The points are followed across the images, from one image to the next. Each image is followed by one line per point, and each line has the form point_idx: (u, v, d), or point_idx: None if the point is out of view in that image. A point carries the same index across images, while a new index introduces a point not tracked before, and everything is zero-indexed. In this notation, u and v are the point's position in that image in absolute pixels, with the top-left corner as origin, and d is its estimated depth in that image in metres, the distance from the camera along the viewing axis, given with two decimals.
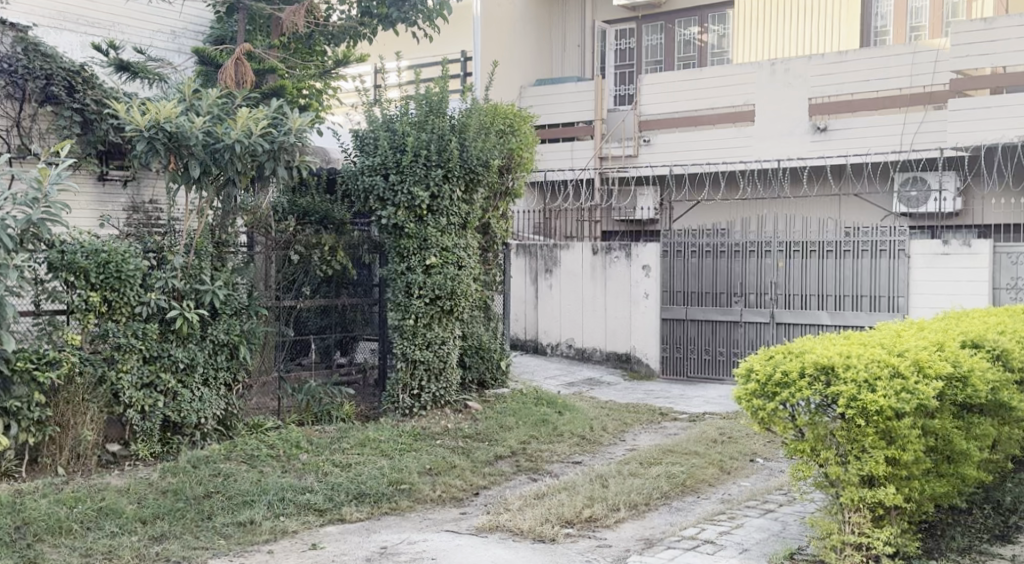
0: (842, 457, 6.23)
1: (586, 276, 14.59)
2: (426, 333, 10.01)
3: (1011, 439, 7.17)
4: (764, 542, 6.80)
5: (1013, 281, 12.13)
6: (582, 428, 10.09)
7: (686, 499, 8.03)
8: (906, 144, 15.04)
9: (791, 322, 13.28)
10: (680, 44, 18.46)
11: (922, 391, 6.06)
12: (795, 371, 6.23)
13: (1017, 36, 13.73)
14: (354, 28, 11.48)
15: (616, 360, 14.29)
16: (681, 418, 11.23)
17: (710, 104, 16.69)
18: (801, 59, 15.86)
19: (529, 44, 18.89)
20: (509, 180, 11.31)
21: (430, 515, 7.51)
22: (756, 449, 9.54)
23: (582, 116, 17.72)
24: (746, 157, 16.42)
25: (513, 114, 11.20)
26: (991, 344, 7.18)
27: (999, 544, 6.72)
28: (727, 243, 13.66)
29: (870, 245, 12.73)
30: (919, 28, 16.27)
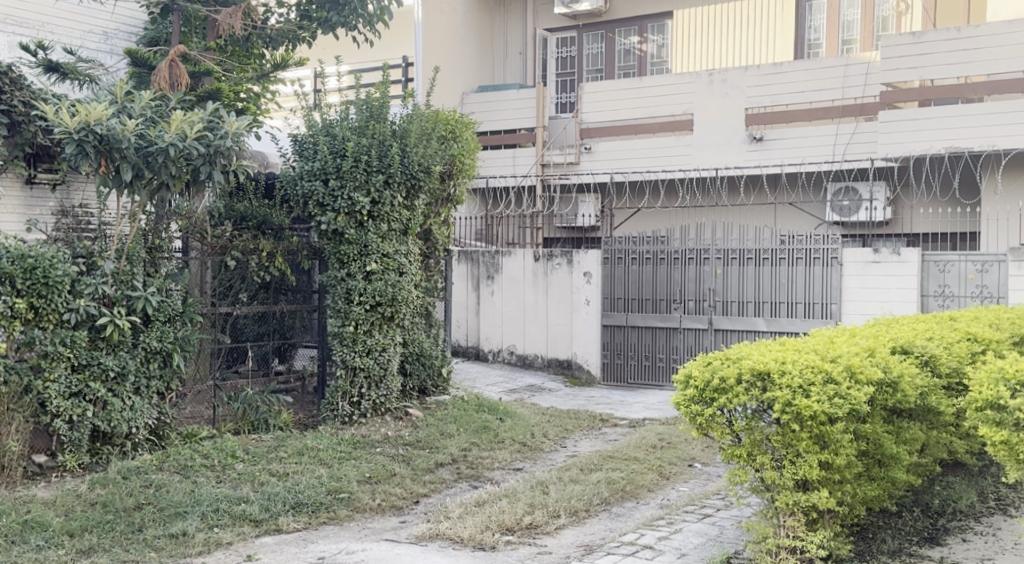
0: (777, 462, 6.32)
1: (528, 283, 14.60)
2: (367, 340, 9.91)
3: (938, 443, 7.34)
4: (702, 547, 6.86)
5: (941, 288, 12.40)
6: (523, 434, 10.10)
7: (626, 504, 8.09)
8: (838, 154, 15.36)
9: (729, 328, 13.44)
10: (620, 54, 18.62)
11: (854, 395, 6.16)
12: (732, 377, 6.29)
13: (945, 49, 14.08)
14: (292, 32, 11.38)
15: (558, 367, 14.32)
16: (622, 424, 11.30)
17: (651, 113, 16.82)
18: (738, 69, 16.06)
19: (471, 51, 18.87)
20: (451, 187, 11.30)
21: (369, 524, 7.45)
22: (695, 454, 9.63)
23: (524, 123, 17.74)
24: (686, 165, 16.59)
25: (456, 119, 11.20)
26: (918, 351, 7.36)
27: (928, 546, 6.83)
28: (667, 251, 13.79)
29: (803, 253, 12.94)
30: (850, 42, 16.56)
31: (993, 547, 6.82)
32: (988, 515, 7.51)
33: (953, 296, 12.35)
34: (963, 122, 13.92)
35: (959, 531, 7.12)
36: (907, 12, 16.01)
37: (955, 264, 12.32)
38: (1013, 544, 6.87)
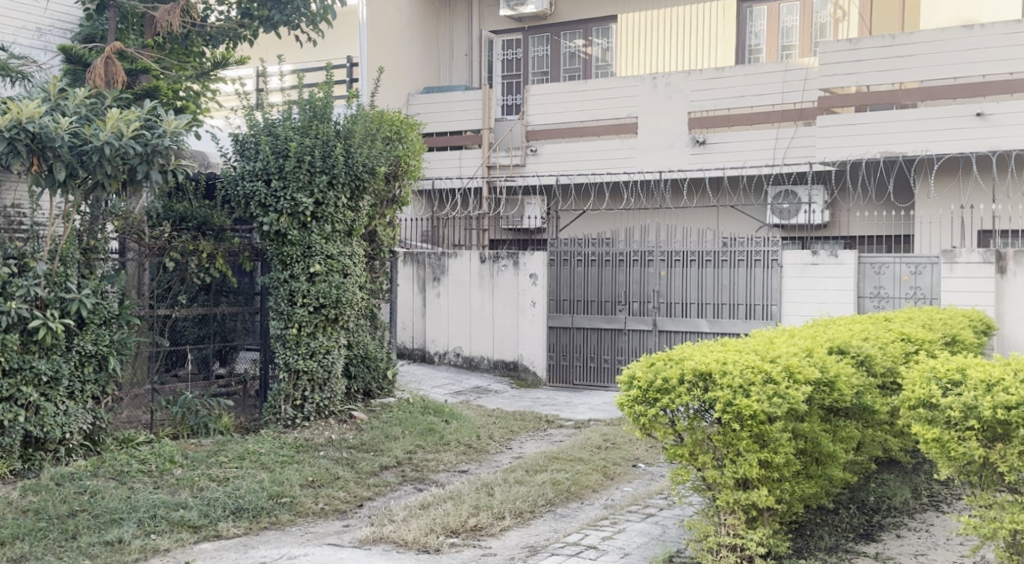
0: (718, 461, 6.39)
1: (474, 285, 14.61)
2: (310, 342, 9.83)
3: (873, 441, 7.49)
4: (645, 546, 6.92)
5: (877, 290, 12.61)
6: (469, 436, 10.08)
7: (570, 505, 8.12)
8: (778, 158, 15.59)
9: (673, 329, 13.55)
10: (565, 56, 18.70)
11: (793, 395, 6.26)
12: (675, 377, 6.34)
13: (880, 56, 14.34)
14: (233, 30, 11.25)
15: (503, 368, 14.40)
16: (567, 425, 11.34)
17: (595, 116, 16.93)
18: (681, 73, 16.21)
19: (416, 52, 18.82)
20: (396, 189, 11.25)
21: (311, 529, 7.39)
22: (639, 454, 9.71)
23: (469, 124, 17.72)
24: (630, 168, 16.71)
25: (401, 121, 11.17)
26: (855, 350, 7.48)
27: (863, 542, 6.95)
28: (612, 252, 13.91)
29: (745, 254, 13.11)
30: (789, 48, 16.83)
31: (926, 542, 6.96)
32: (922, 510, 7.68)
33: (888, 298, 12.57)
34: (899, 127, 14.20)
35: (894, 527, 7.27)
36: (844, 19, 16.34)
37: (890, 266, 12.54)
38: (945, 539, 7.02)
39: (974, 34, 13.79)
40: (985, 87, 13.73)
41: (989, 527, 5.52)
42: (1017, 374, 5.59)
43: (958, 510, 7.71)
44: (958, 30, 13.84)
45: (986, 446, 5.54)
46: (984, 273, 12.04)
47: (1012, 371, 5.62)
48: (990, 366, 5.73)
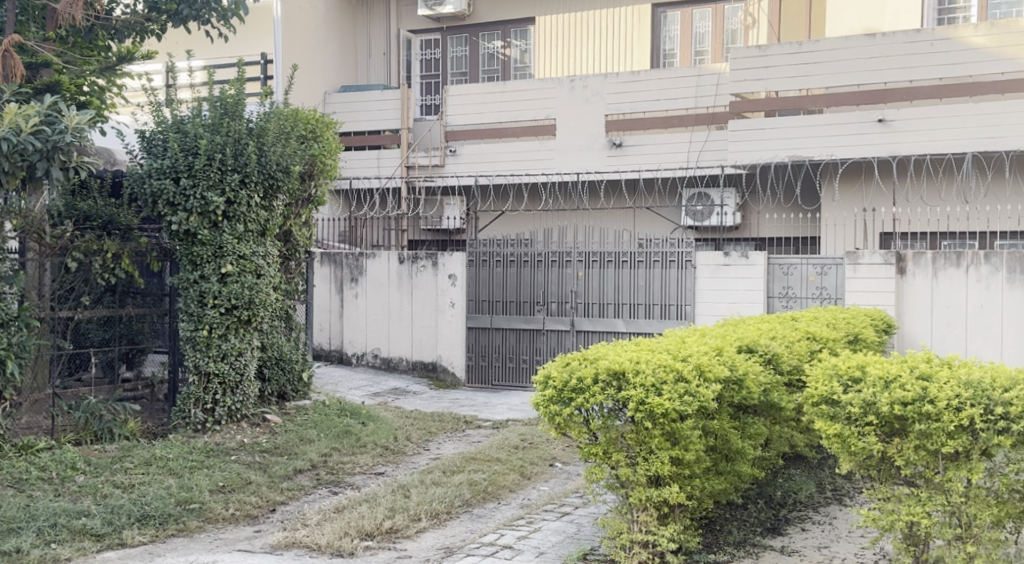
0: (632, 459, 6.47)
1: (393, 286, 14.54)
2: (221, 344, 9.67)
3: (781, 437, 7.67)
4: (559, 545, 6.96)
5: (785, 290, 12.89)
6: (386, 438, 10.02)
7: (487, 505, 8.14)
8: (692, 161, 15.88)
9: (590, 329, 13.69)
10: (484, 57, 18.73)
11: (703, 393, 6.36)
12: (589, 377, 6.41)
13: (787, 63, 14.71)
14: (140, 24, 10.99)
15: (422, 369, 14.33)
16: (485, 425, 11.36)
17: (513, 117, 17.00)
18: (597, 77, 16.40)
19: (332, 50, 18.63)
20: (312, 188, 11.12)
21: (221, 535, 7.28)
22: (556, 453, 9.77)
23: (389, 124, 17.62)
24: (548, 169, 16.80)
25: (316, 119, 11.02)
26: (763, 349, 7.65)
27: (770, 536, 7.10)
28: (530, 253, 13.98)
29: (660, 256, 13.32)
30: (702, 53, 17.13)
31: (830, 535, 7.15)
32: (826, 504, 7.90)
33: (795, 298, 12.87)
34: (806, 132, 14.58)
35: (799, 520, 7.46)
36: (754, 26, 16.66)
37: (797, 267, 12.85)
38: (847, 531, 7.23)
39: (876, 42, 14.23)
40: (887, 94, 14.17)
41: (888, 519, 5.68)
42: (914, 371, 5.77)
43: (859, 503, 7.94)
44: (861, 38, 14.26)
45: (884, 441, 5.72)
46: (886, 274, 12.38)
47: (908, 368, 5.80)
48: (889, 363, 5.90)
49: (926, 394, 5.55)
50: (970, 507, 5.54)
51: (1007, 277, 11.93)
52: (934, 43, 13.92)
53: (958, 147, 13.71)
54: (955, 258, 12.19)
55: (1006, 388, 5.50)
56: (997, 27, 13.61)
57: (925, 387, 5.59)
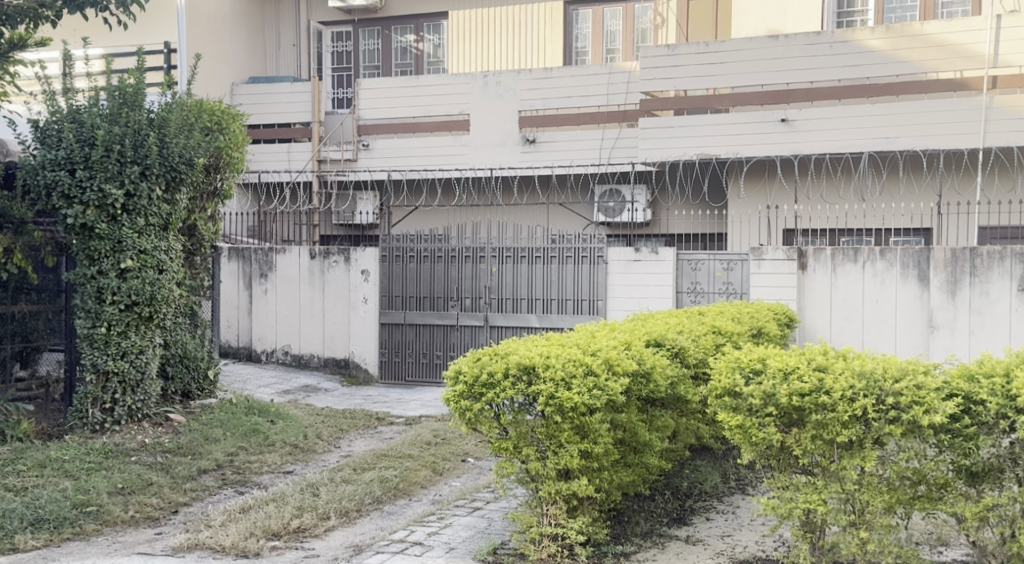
0: (541, 453, 6.49)
1: (304, 281, 14.36)
2: (121, 342, 9.43)
3: (687, 429, 7.80)
4: (469, 539, 6.95)
5: (694, 285, 13.11)
6: (295, 436, 9.88)
7: (398, 502, 8.09)
8: (604, 158, 16.01)
9: (503, 325, 13.66)
10: (397, 51, 18.61)
11: (611, 387, 6.42)
12: (499, 371, 6.44)
13: (694, 62, 14.95)
14: (33, 10, 10.62)
15: (334, 366, 14.20)
16: (398, 422, 11.29)
17: (427, 112, 16.96)
18: (510, 73, 16.42)
19: (240, 41, 18.33)
20: (217, 181, 10.87)
21: (120, 538, 7.11)
22: (468, 449, 9.78)
23: (298, 117, 17.38)
24: (462, 164, 16.78)
25: (222, 110, 10.72)
26: (670, 343, 7.77)
27: (676, 526, 7.21)
28: (444, 249, 13.88)
29: (573, 251, 13.39)
30: (613, 51, 17.31)
31: (732, 524, 7.30)
32: (731, 493, 8.07)
33: (703, 293, 13.10)
34: (712, 130, 14.85)
35: (704, 510, 7.59)
36: (663, 26, 16.95)
37: (705, 263, 13.07)
38: (749, 520, 7.38)
39: (780, 44, 14.55)
40: (789, 94, 14.50)
41: (786, 507, 5.83)
42: (811, 363, 5.93)
43: (761, 493, 8.12)
44: (766, 39, 14.57)
45: (783, 431, 5.86)
46: (788, 269, 12.68)
47: (807, 361, 5.96)
48: (788, 356, 6.05)
49: (822, 385, 5.71)
50: (863, 495, 5.70)
51: (901, 273, 12.34)
52: (834, 45, 14.29)
53: (855, 147, 14.15)
54: (852, 254, 12.55)
55: (896, 378, 5.69)
56: (892, 31, 14.04)
57: (821, 378, 5.75)
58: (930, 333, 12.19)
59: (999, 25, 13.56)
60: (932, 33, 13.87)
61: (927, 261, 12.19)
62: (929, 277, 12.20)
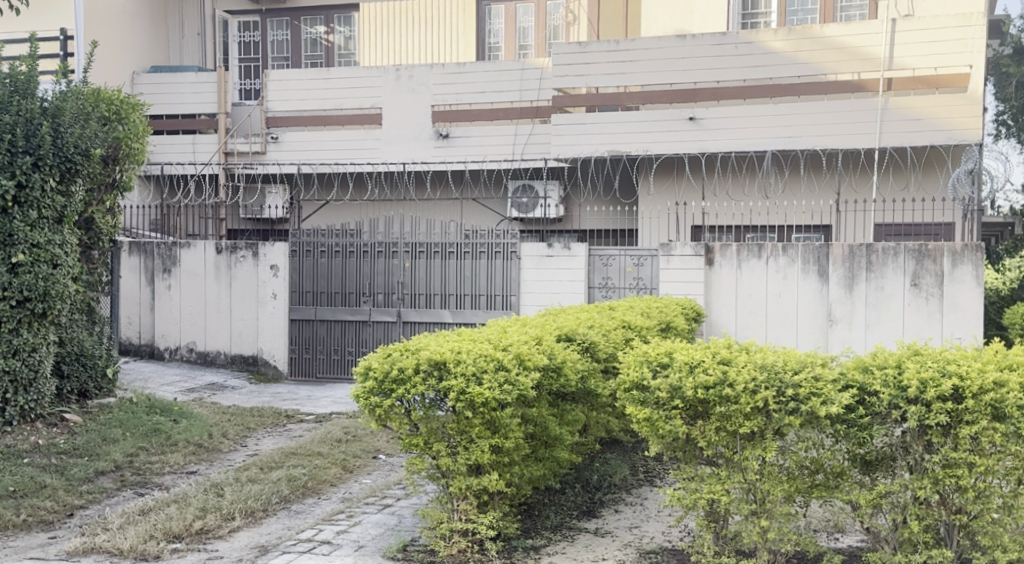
0: (452, 449, 6.46)
1: (210, 277, 14.06)
2: (13, 339, 9.03)
3: (598, 423, 7.85)
4: (379, 537, 6.86)
5: (605, 281, 13.24)
6: (199, 435, 9.65)
7: (306, 501, 7.95)
8: (517, 154, 16.07)
9: (416, 320, 13.54)
10: (307, 42, 18.37)
11: (522, 382, 6.41)
12: (410, 367, 6.37)
13: (605, 60, 15.04)
14: None
15: (242, 363, 13.93)
16: (307, 419, 11.12)
17: (338, 105, 16.66)
18: (423, 67, 16.31)
19: (142, 29, 17.83)
20: (116, 173, 10.55)
21: (11, 543, 6.86)
22: (379, 445, 9.67)
23: (203, 108, 16.99)
24: (374, 159, 16.61)
25: (120, 100, 10.40)
26: (581, 337, 7.80)
27: (585, 519, 7.25)
28: (356, 244, 13.65)
29: (486, 246, 13.34)
30: (525, 48, 17.35)
31: (640, 515, 7.37)
32: (640, 486, 8.13)
33: (614, 288, 13.25)
34: (623, 127, 15.00)
35: (613, 503, 7.64)
36: (575, 23, 17.04)
37: (616, 259, 13.20)
38: (656, 511, 7.47)
39: (687, 43, 14.73)
40: (697, 93, 14.71)
41: (691, 497, 5.90)
42: (716, 356, 6.01)
43: (669, 484, 8.21)
44: (673, 39, 14.74)
45: (689, 423, 5.96)
46: (695, 265, 12.88)
47: (711, 354, 6.04)
48: (695, 349, 6.12)
49: (727, 377, 5.80)
50: (765, 484, 5.81)
51: (803, 269, 12.63)
52: (739, 46, 14.53)
53: (760, 145, 14.46)
54: (757, 250, 12.81)
55: (796, 370, 5.81)
56: (794, 33, 14.34)
57: (725, 371, 5.84)
58: (829, 327, 12.54)
59: (893, 29, 13.99)
60: (832, 36, 14.21)
61: (827, 257, 12.52)
62: (829, 272, 12.52)
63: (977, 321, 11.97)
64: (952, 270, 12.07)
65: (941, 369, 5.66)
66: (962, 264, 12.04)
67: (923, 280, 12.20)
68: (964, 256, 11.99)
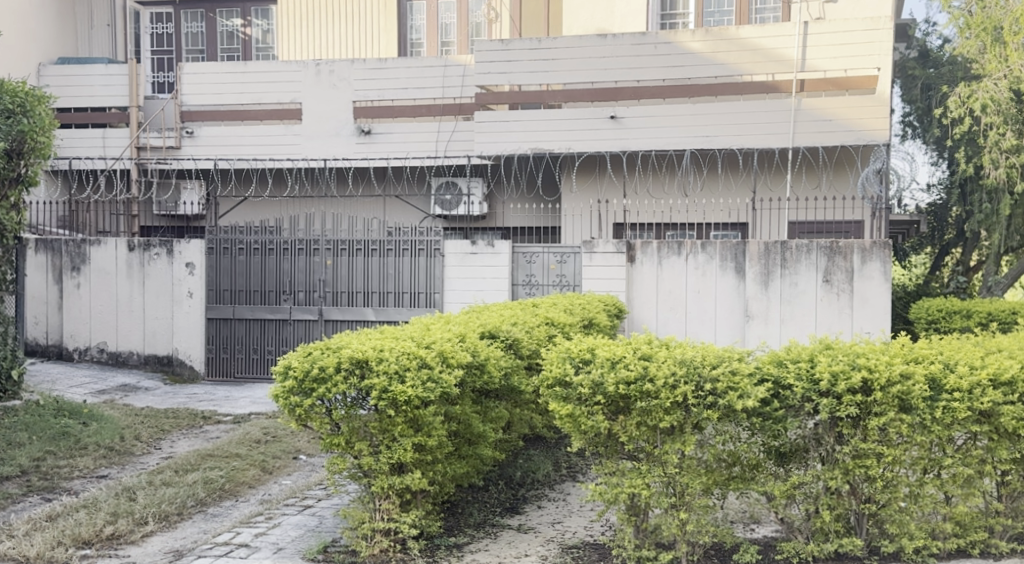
0: (374, 448, 6.37)
1: (121, 275, 13.67)
2: None
3: (521, 419, 7.84)
4: (299, 539, 6.74)
5: (528, 278, 13.27)
6: (110, 438, 9.37)
7: (223, 504, 7.78)
8: (440, 151, 15.98)
9: (338, 319, 13.37)
10: (223, 35, 18.02)
11: (445, 380, 6.35)
12: (331, 366, 6.25)
13: (527, 58, 15.03)
14: None
15: (156, 363, 13.58)
16: (225, 420, 10.90)
17: (256, 100, 16.38)
18: (344, 62, 16.12)
19: (49, 18, 17.27)
20: (21, 168, 10.18)
21: None
22: (300, 445, 9.52)
23: (114, 101, 16.53)
24: (294, 154, 16.34)
25: (25, 92, 10.02)
26: (504, 335, 7.76)
27: (508, 516, 7.22)
28: (275, 241, 13.47)
29: (409, 244, 13.27)
30: (447, 44, 17.29)
31: (563, 510, 7.37)
32: (562, 481, 8.13)
33: (538, 286, 13.28)
34: (545, 124, 15.02)
35: (536, 498, 7.64)
36: (497, 20, 17.00)
37: (539, 256, 13.23)
38: (579, 506, 7.48)
39: (607, 43, 14.81)
40: (617, 92, 14.81)
41: (612, 492, 5.89)
42: (637, 352, 6.03)
43: (591, 479, 8.25)
44: (594, 38, 14.80)
45: (610, 419, 5.95)
46: (617, 261, 12.95)
47: (632, 349, 6.06)
48: (617, 345, 6.13)
49: (647, 372, 5.82)
50: (684, 478, 5.84)
51: (720, 266, 12.80)
52: (658, 46, 14.67)
53: (680, 144, 14.63)
54: (676, 248, 12.93)
55: (714, 364, 5.85)
56: (710, 34, 14.51)
57: (645, 366, 5.86)
58: (746, 323, 12.74)
59: (805, 31, 14.24)
60: (747, 37, 14.40)
61: (744, 254, 12.71)
62: (746, 269, 12.71)
63: (885, 316, 12.28)
64: (862, 266, 12.36)
65: (851, 361, 5.79)
66: (871, 260, 12.34)
67: (834, 277, 12.46)
68: (873, 252, 12.28)
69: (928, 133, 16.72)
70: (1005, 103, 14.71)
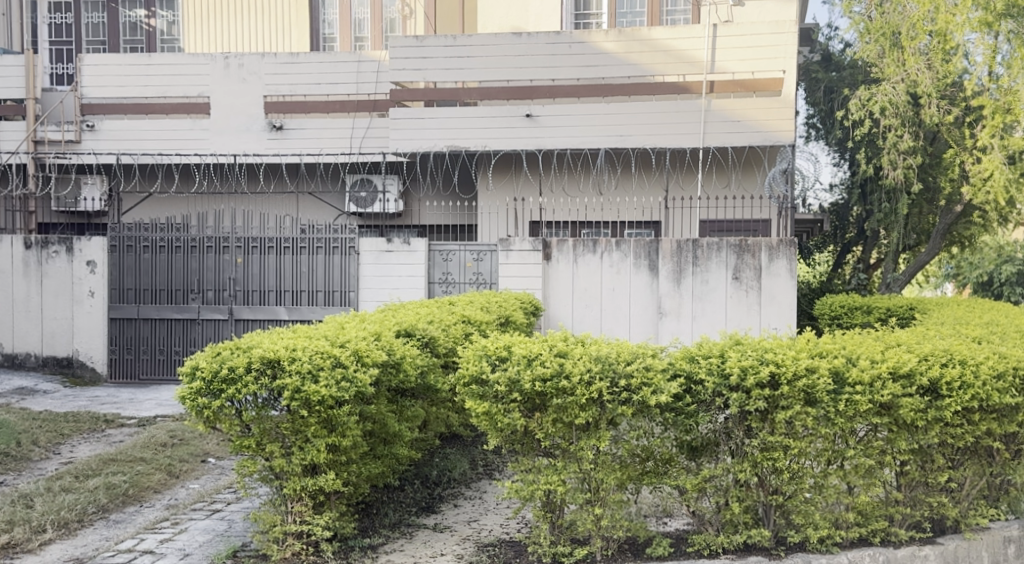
0: (286, 449, 6.22)
1: (18, 274, 13.23)
2: None
3: (437, 418, 7.75)
4: (207, 544, 6.55)
5: (444, 276, 13.17)
6: (5, 443, 8.99)
7: (126, 509, 7.52)
8: (355, 147, 15.83)
9: (250, 317, 13.07)
10: (125, 26, 17.42)
11: (360, 379, 6.23)
12: (241, 366, 6.08)
13: (443, 54, 14.92)
14: None
15: (55, 365, 13.14)
16: (129, 423, 10.55)
17: (162, 93, 15.94)
18: (254, 56, 15.80)
19: None
20: None
21: None
22: (208, 449, 9.27)
23: (10, 93, 15.88)
24: (202, 150, 15.96)
25: None
26: (420, 333, 7.66)
27: (424, 515, 7.13)
28: (184, 238, 13.11)
29: (323, 241, 13.03)
30: (362, 40, 17.04)
31: (478, 508, 7.31)
32: (478, 479, 8.07)
33: (454, 284, 13.19)
34: (461, 122, 14.93)
35: (452, 498, 7.55)
36: (411, 17, 16.93)
37: (456, 254, 13.14)
38: (495, 504, 7.44)
39: (522, 41, 14.81)
40: (532, 91, 14.81)
41: (528, 489, 5.86)
42: (553, 349, 6.02)
43: (507, 477, 8.21)
44: (508, 36, 14.78)
45: (526, 416, 5.90)
46: (533, 259, 12.94)
47: (548, 347, 6.04)
48: (533, 342, 6.10)
49: (564, 369, 5.80)
50: (598, 473, 5.84)
51: (634, 264, 12.91)
52: (572, 45, 14.72)
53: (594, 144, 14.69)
54: (591, 245, 12.98)
55: (629, 361, 5.84)
56: (623, 35, 14.63)
57: (561, 363, 5.83)
58: (659, 319, 12.86)
59: (715, 33, 14.46)
60: (659, 38, 14.57)
61: (656, 252, 12.84)
62: (659, 266, 12.84)
63: (791, 312, 12.55)
64: (769, 264, 12.62)
65: (760, 357, 5.87)
66: (777, 257, 12.61)
67: (744, 274, 12.67)
68: (779, 250, 12.55)
69: (831, 134, 17.05)
70: (903, 106, 15.14)
